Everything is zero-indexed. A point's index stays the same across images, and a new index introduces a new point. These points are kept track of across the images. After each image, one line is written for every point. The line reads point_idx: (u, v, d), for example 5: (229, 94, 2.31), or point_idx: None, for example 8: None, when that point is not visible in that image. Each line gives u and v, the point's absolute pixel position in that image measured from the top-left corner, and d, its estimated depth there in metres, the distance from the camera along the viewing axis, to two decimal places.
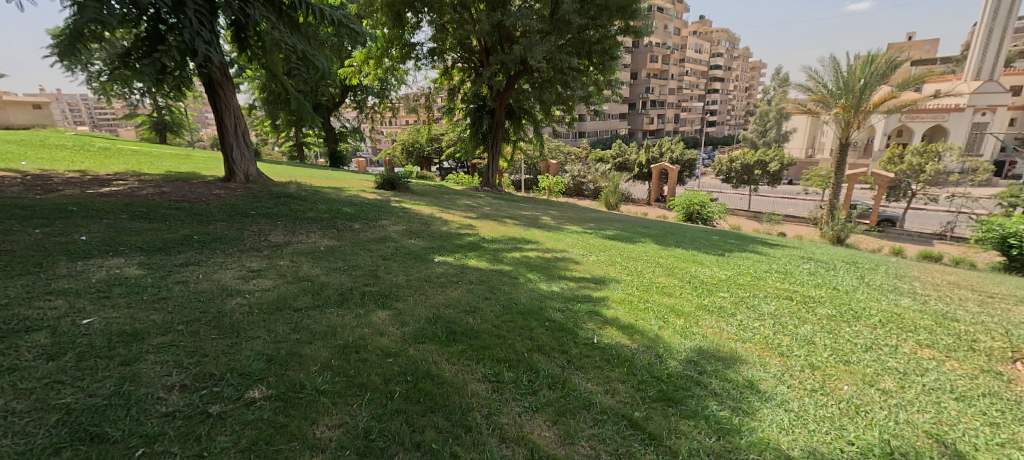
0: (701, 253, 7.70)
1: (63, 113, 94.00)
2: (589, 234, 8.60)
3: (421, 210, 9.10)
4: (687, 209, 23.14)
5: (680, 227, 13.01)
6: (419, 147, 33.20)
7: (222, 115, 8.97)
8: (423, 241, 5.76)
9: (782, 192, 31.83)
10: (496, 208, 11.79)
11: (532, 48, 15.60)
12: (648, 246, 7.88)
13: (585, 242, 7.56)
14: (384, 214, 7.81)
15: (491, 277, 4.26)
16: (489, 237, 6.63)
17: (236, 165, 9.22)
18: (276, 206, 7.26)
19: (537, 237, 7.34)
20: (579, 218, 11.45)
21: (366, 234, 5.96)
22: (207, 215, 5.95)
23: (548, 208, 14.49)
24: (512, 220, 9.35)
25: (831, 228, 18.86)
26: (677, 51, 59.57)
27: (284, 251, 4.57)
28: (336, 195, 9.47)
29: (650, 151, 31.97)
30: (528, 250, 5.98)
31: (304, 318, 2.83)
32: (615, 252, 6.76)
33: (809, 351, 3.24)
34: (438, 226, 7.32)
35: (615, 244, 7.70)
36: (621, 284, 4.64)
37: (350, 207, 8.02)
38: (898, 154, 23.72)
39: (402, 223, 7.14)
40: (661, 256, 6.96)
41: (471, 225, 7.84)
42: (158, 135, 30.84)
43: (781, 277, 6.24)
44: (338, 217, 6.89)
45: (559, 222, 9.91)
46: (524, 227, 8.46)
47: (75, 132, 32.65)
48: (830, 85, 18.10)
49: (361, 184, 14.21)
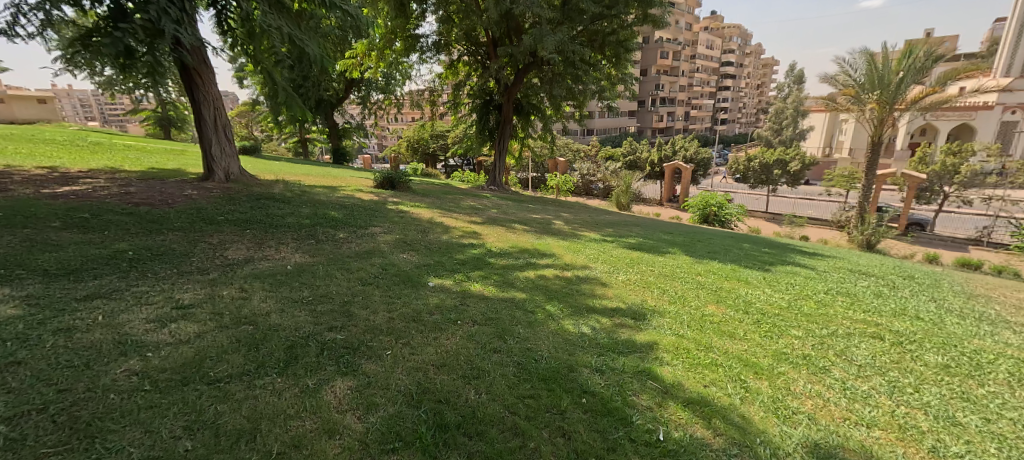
0: (742, 268, 6.64)
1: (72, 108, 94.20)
2: (610, 242, 7.58)
3: (421, 213, 8.13)
4: (703, 210, 22.04)
5: (704, 232, 11.91)
6: (424, 144, 32.24)
7: (199, 107, 8.05)
8: (417, 256, 4.78)
9: (801, 192, 30.54)
10: (503, 210, 10.79)
11: (543, 39, 14.57)
12: (681, 258, 6.83)
13: (609, 253, 6.54)
14: (378, 219, 6.84)
15: (502, 312, 3.27)
16: (497, 250, 5.63)
17: (214, 161, 8.27)
18: (253, 210, 6.31)
19: (553, 248, 6.32)
20: (595, 223, 10.44)
21: (350, 246, 4.99)
22: (162, 222, 5.00)
23: (560, 209, 13.46)
24: (522, 226, 8.34)
25: (861, 233, 17.68)
26: (688, 47, 57.97)
27: (238, 273, 3.58)
28: (326, 196, 8.52)
29: (663, 149, 30.78)
30: (544, 267, 4.98)
31: (214, 403, 1.90)
32: (645, 268, 5.73)
33: (967, 445, 2.28)
34: (437, 234, 6.32)
35: (642, 255, 6.67)
36: (668, 319, 3.62)
37: (339, 211, 7.05)
38: (930, 154, 22.39)
39: (396, 230, 6.17)
40: (699, 272, 5.92)
41: (476, 233, 6.85)
42: (158, 131, 30.14)
43: (848, 302, 5.17)
44: (321, 224, 5.93)
45: (575, 228, 8.89)
46: (537, 235, 7.45)
47: (76, 127, 31.96)
48: (862, 78, 16.89)
49: (358, 182, 13.26)
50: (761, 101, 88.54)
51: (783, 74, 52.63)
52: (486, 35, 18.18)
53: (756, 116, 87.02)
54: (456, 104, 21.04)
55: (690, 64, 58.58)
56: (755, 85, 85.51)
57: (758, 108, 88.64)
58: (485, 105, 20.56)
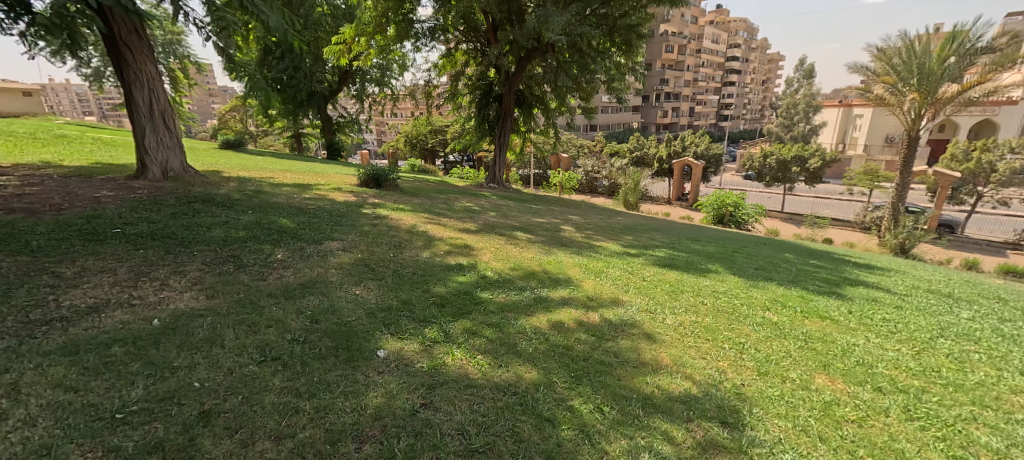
0: (812, 294, 5.14)
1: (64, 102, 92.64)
2: (636, 257, 6.07)
3: (402, 219, 6.66)
4: (717, 210, 20.52)
5: (733, 237, 10.39)
6: (422, 139, 30.77)
7: (128, 89, 6.58)
8: (378, 292, 3.27)
9: (818, 191, 29.01)
10: (503, 213, 9.28)
11: (549, 19, 13.06)
12: (732, 280, 5.32)
13: (639, 275, 5.02)
14: (343, 229, 5.34)
15: (495, 429, 1.85)
16: (494, 276, 4.12)
17: (148, 154, 6.74)
18: (174, 217, 4.80)
19: (567, 269, 4.80)
20: (610, 229, 8.96)
21: (281, 274, 3.46)
22: (15, 240, 3.50)
23: (566, 211, 11.97)
24: (525, 235, 6.86)
25: (894, 236, 16.20)
26: (694, 41, 56.32)
27: (46, 342, 2.13)
28: (287, 198, 7.01)
29: (672, 145, 29.19)
30: (560, 307, 3.44)
31: None
32: (695, 301, 4.22)
33: None
34: (414, 251, 4.79)
35: (682, 278, 5.14)
36: (784, 423, 2.16)
37: (293, 218, 5.55)
38: (963, 150, 20.79)
39: (363, 247, 4.66)
40: (766, 305, 4.39)
41: (467, 246, 5.33)
42: None
43: (986, 354, 3.68)
44: (256, 238, 4.41)
45: (590, 237, 7.38)
46: (544, 248, 5.94)
47: (57, 119, 30.33)
48: (901, 64, 15.34)
49: (340, 180, 11.76)
50: (766, 97, 86.88)
51: (792, 69, 51.00)
52: (486, 19, 16.66)
53: (760, 111, 85.30)
54: (454, 96, 19.50)
55: (696, 58, 56.89)
56: (760, 80, 83.67)
57: (763, 103, 86.76)
58: (484, 97, 19.01)
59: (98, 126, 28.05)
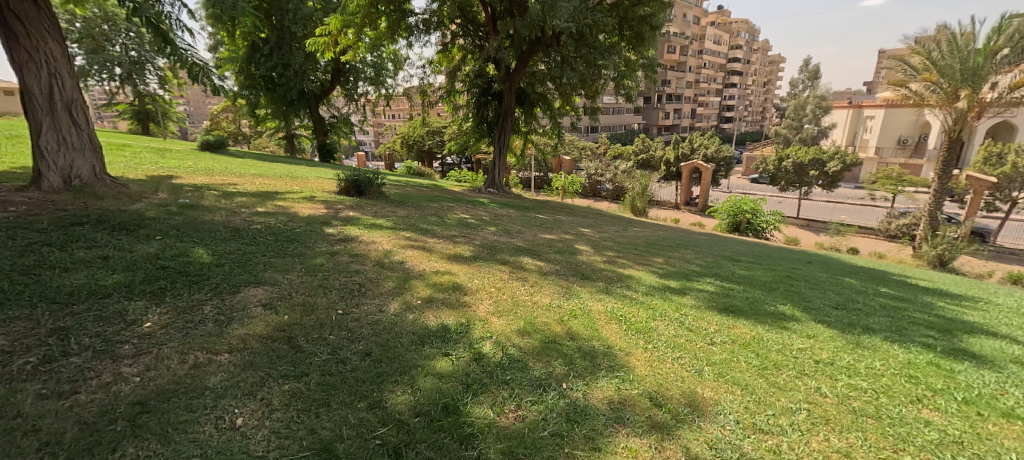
0: (946, 358, 3.63)
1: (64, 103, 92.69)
2: (684, 296, 4.55)
3: (376, 242, 5.16)
4: (733, 217, 19.02)
5: (773, 256, 8.89)
6: (418, 140, 29.41)
7: (19, 74, 5.03)
8: (283, 419, 1.82)
9: (834, 196, 27.59)
10: (505, 227, 7.79)
11: (556, 5, 11.51)
12: (830, 337, 3.79)
13: (706, 333, 3.49)
14: (285, 263, 3.81)
15: None
16: (497, 355, 2.58)
17: (44, 158, 5.21)
18: (20, 251, 3.24)
19: (603, 329, 3.26)
20: (632, 247, 7.48)
21: (113, 376, 1.98)
22: None
23: (576, 222, 10.51)
24: (535, 261, 5.36)
25: (933, 248, 14.69)
26: (697, 41, 55.10)
27: None
28: (229, 213, 5.45)
29: (680, 147, 27.85)
30: (615, 441, 1.96)
31: None
32: (811, 389, 2.73)
33: None
34: (378, 302, 3.24)
35: (763, 336, 3.61)
36: None
37: (216, 246, 4.00)
38: (997, 154, 19.36)
39: (304, 297, 3.12)
40: (910, 392, 2.90)
41: (457, 288, 3.79)
42: (139, 125, 27.92)
43: None
44: (127, 287, 2.88)
45: (616, 263, 5.87)
46: (563, 284, 4.41)
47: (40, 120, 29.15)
48: (944, 56, 13.85)
49: (318, 186, 10.29)
50: (768, 99, 85.58)
51: (798, 69, 49.71)
52: (484, 10, 15.16)
53: (761, 113, 84.14)
54: (450, 93, 18.02)
55: (699, 59, 55.68)
56: (763, 82, 82.44)
57: (765, 105, 85.39)
58: (483, 95, 17.51)
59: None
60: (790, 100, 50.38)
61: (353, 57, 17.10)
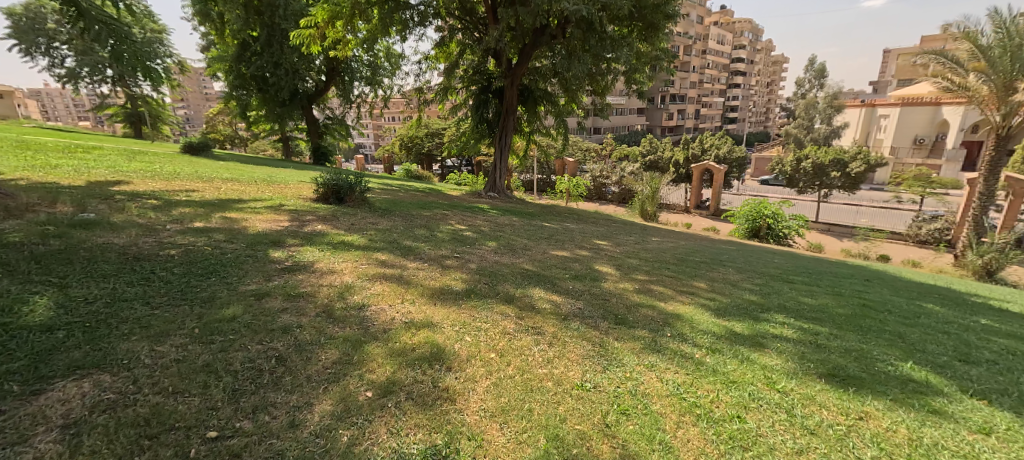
0: None
1: (67, 108, 93.23)
2: (763, 352, 3.19)
3: (335, 271, 3.80)
4: (752, 222, 17.57)
5: (825, 274, 7.49)
6: (418, 143, 28.29)
7: None
8: None
9: (854, 199, 26.19)
10: (508, 242, 6.47)
11: None
12: (1015, 434, 2.48)
13: (838, 440, 2.16)
14: (168, 320, 2.46)
15: None
16: None
17: None
18: None
19: (676, 445, 1.95)
20: (664, 266, 6.13)
21: None
22: None
23: (589, 232, 9.20)
24: (549, 294, 4.00)
25: (978, 257, 13.22)
26: (701, 41, 53.90)
27: None
28: (145, 232, 4.10)
29: (691, 148, 26.60)
30: None
31: None
32: None
33: None
34: (298, 404, 1.90)
35: (919, 440, 2.29)
36: None
37: (77, 290, 2.69)
38: None
39: (156, 399, 1.79)
40: None
41: (436, 359, 2.43)
42: (131, 128, 26.98)
43: None
44: None
45: (653, 294, 4.51)
46: (593, 338, 3.04)
47: (33, 124, 28.33)
48: (999, 45, 12.33)
49: (294, 192, 8.98)
50: (773, 99, 84.25)
51: (806, 69, 48.33)
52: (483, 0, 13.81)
53: (766, 114, 82.83)
54: (447, 90, 16.70)
55: (703, 59, 54.40)
56: (767, 83, 81.18)
57: (770, 105, 83.97)
58: (483, 93, 16.14)
59: (71, 130, 25.86)
60: (797, 99, 48.96)
61: (341, 52, 15.75)
